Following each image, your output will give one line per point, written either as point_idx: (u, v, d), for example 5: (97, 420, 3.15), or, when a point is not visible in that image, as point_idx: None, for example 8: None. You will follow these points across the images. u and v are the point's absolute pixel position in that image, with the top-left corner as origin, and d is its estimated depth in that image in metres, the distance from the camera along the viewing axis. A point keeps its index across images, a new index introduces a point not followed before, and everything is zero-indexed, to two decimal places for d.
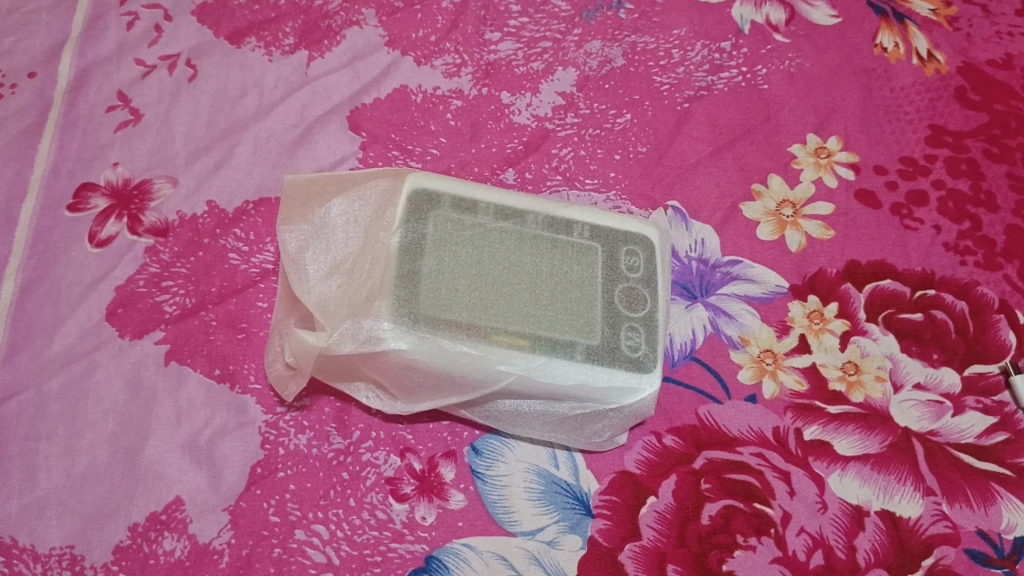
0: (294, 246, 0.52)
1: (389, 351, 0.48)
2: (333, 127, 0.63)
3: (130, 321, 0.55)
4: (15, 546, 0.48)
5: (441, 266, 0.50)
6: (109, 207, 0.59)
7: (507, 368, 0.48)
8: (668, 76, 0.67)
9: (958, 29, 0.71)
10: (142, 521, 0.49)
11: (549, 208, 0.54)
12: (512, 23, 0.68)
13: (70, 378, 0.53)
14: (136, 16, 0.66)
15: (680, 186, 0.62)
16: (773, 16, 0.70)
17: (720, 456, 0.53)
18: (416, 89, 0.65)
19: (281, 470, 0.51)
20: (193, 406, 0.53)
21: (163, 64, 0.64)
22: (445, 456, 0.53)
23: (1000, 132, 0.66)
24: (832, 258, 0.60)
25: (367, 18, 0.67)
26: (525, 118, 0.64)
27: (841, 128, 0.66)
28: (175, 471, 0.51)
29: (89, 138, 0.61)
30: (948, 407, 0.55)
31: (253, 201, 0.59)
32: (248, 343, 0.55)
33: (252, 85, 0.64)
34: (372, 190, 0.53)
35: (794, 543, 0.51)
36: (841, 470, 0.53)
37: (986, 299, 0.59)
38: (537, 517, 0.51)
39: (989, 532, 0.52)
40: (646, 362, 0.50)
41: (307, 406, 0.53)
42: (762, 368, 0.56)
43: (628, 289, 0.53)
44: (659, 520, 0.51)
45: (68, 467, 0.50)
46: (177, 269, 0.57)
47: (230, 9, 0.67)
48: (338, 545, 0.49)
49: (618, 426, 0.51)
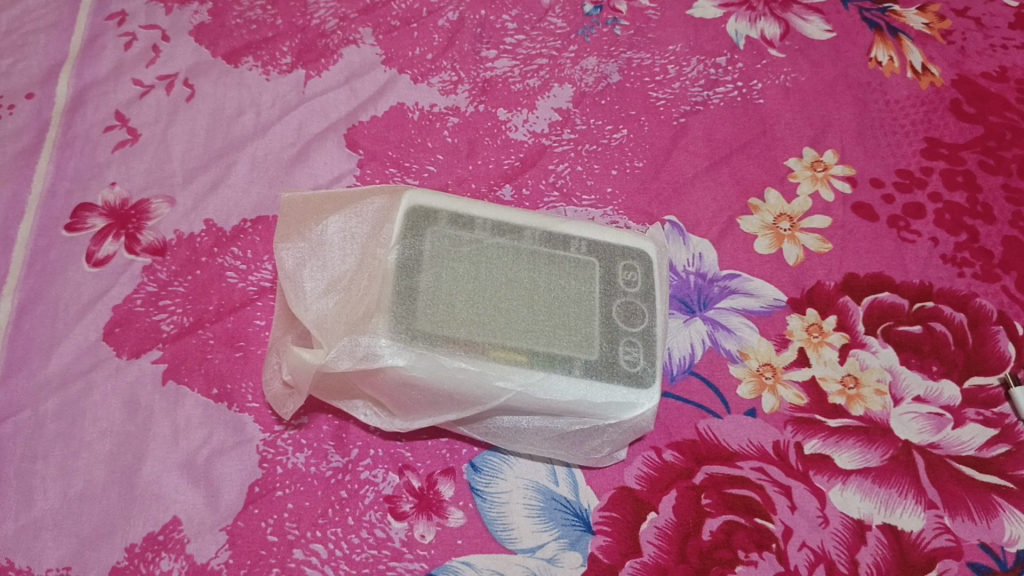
0: (291, 263, 0.52)
1: (387, 368, 0.47)
2: (331, 145, 0.63)
3: (127, 340, 0.55)
4: (11, 568, 0.48)
5: (438, 282, 0.50)
6: (106, 226, 0.59)
7: (506, 384, 0.48)
8: (664, 91, 0.67)
9: (952, 43, 0.71)
10: (139, 541, 0.49)
11: (547, 223, 0.54)
12: (508, 41, 0.69)
13: (67, 398, 0.52)
14: (133, 37, 0.67)
15: (677, 201, 0.62)
16: (768, 31, 0.71)
17: (720, 470, 0.53)
18: (413, 106, 0.65)
19: (279, 489, 0.51)
20: (191, 425, 0.52)
21: (160, 84, 0.65)
22: (444, 473, 0.52)
23: (996, 144, 0.66)
24: (830, 270, 0.60)
25: (364, 37, 0.68)
26: (522, 135, 0.64)
27: (837, 141, 0.66)
28: (172, 491, 0.50)
29: (87, 158, 0.61)
30: (949, 419, 0.55)
31: (251, 219, 0.60)
32: (246, 361, 0.55)
33: (249, 104, 0.64)
34: (369, 207, 0.53)
35: (795, 558, 0.50)
36: (842, 484, 0.53)
37: (984, 310, 0.59)
38: (538, 534, 0.51)
39: (992, 546, 0.52)
40: (645, 377, 0.50)
41: (306, 423, 0.53)
42: (762, 382, 0.56)
43: (626, 303, 0.53)
44: (660, 536, 0.51)
45: (64, 488, 0.50)
46: (174, 288, 0.57)
47: (227, 29, 0.67)
48: (337, 564, 0.49)
49: (618, 442, 0.51)
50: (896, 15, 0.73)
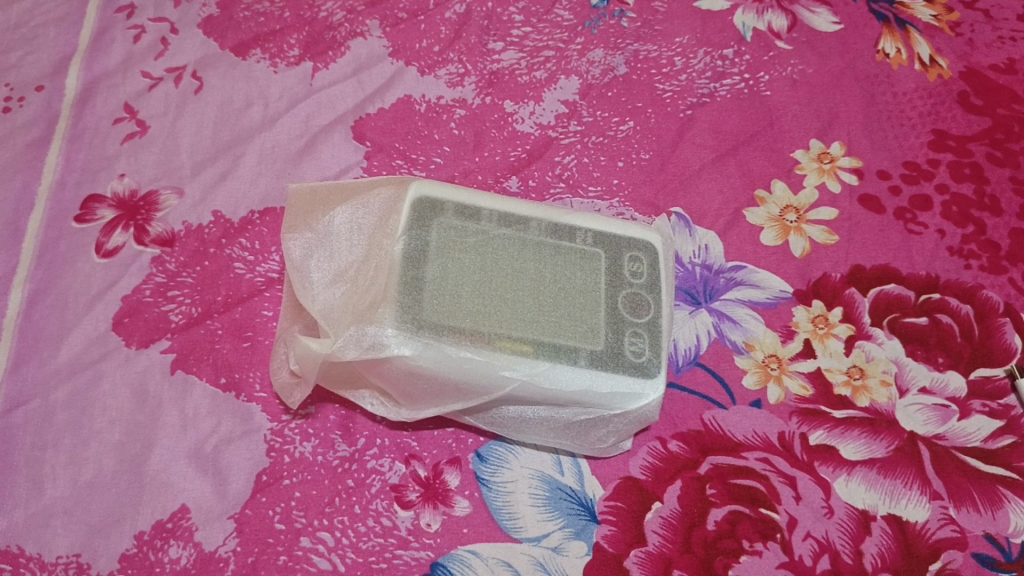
0: (298, 253, 0.53)
1: (393, 358, 0.48)
2: (338, 137, 0.63)
3: (136, 331, 0.55)
4: (22, 555, 0.48)
5: (445, 273, 0.50)
6: (115, 217, 0.59)
7: (512, 374, 0.48)
8: (671, 83, 0.67)
9: (960, 35, 0.71)
10: (148, 529, 0.49)
11: (553, 215, 0.54)
12: (515, 33, 0.69)
13: (77, 387, 0.53)
14: (142, 29, 0.67)
15: (683, 193, 0.62)
16: (775, 23, 0.70)
17: (725, 461, 0.53)
18: (420, 98, 0.65)
19: (286, 477, 0.51)
20: (199, 414, 0.53)
21: (169, 76, 0.65)
22: (450, 462, 0.53)
23: (1004, 136, 0.66)
24: (836, 263, 0.60)
25: (371, 29, 0.68)
26: (528, 127, 0.65)
27: (844, 134, 0.66)
28: (180, 480, 0.51)
29: (97, 150, 0.62)
30: (954, 410, 0.55)
31: (259, 210, 0.60)
32: (253, 351, 0.55)
33: (257, 96, 0.65)
34: (376, 198, 0.53)
35: (800, 548, 0.51)
36: (847, 475, 0.53)
37: (991, 303, 0.59)
38: (543, 523, 0.51)
39: (997, 537, 0.52)
40: (650, 368, 0.50)
41: (313, 413, 0.53)
42: (767, 373, 0.56)
43: (632, 294, 0.53)
44: (665, 526, 0.51)
45: (74, 476, 0.51)
46: (183, 279, 0.57)
47: (235, 21, 0.68)
48: (343, 552, 0.49)
49: (623, 432, 0.51)
50: (904, 7, 0.72)
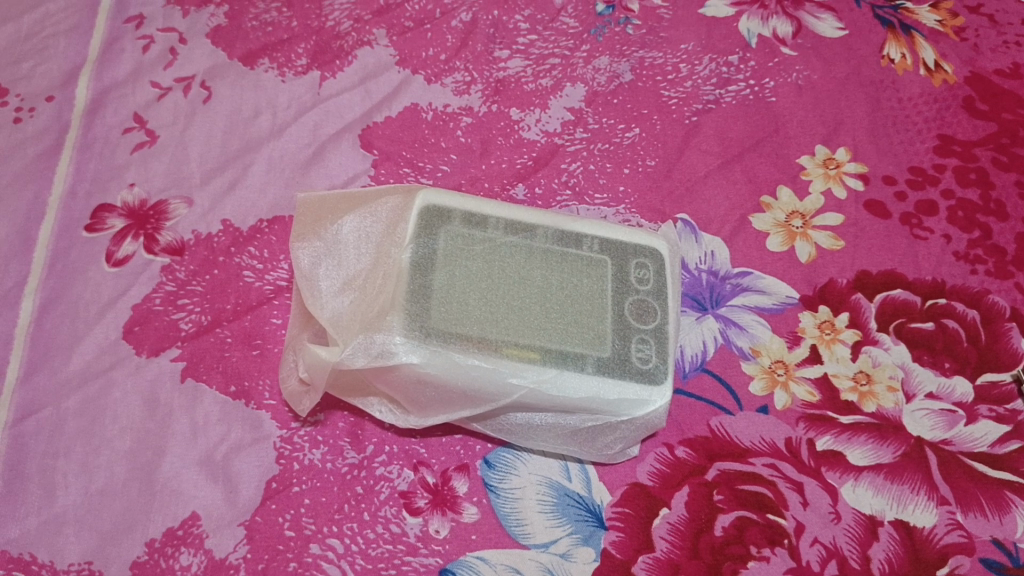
0: (306, 262, 0.53)
1: (401, 365, 0.48)
2: (346, 145, 0.64)
3: (147, 339, 0.56)
4: (34, 562, 0.49)
5: (452, 280, 0.50)
6: (125, 227, 0.60)
7: (519, 381, 0.49)
8: (676, 90, 0.67)
9: (965, 40, 0.71)
10: (159, 536, 0.50)
11: (560, 222, 0.54)
12: (521, 41, 0.69)
13: (89, 395, 0.54)
14: (151, 40, 0.68)
15: (689, 199, 0.63)
16: (780, 29, 0.71)
17: (733, 467, 0.53)
18: (427, 106, 0.66)
19: (296, 484, 0.52)
20: (209, 422, 0.53)
21: (178, 86, 0.66)
22: (458, 469, 0.53)
23: (1009, 141, 0.66)
24: (842, 268, 0.60)
25: (378, 38, 0.68)
26: (534, 134, 0.65)
27: (849, 139, 0.66)
28: (191, 487, 0.51)
29: (107, 160, 0.63)
30: (961, 415, 0.55)
31: (267, 219, 0.61)
32: (263, 359, 0.56)
33: (265, 105, 0.65)
34: (384, 206, 0.54)
35: (808, 554, 0.51)
36: (854, 480, 0.53)
37: (997, 308, 0.59)
38: (551, 529, 0.51)
39: (1004, 542, 0.52)
40: (656, 375, 0.51)
41: (322, 421, 0.54)
42: (774, 379, 0.56)
43: (638, 301, 0.53)
44: (672, 532, 0.51)
45: (86, 484, 0.51)
46: (193, 287, 0.58)
47: (244, 31, 0.68)
48: (352, 559, 0.50)
49: (630, 439, 0.52)
50: (908, 12, 0.72)
